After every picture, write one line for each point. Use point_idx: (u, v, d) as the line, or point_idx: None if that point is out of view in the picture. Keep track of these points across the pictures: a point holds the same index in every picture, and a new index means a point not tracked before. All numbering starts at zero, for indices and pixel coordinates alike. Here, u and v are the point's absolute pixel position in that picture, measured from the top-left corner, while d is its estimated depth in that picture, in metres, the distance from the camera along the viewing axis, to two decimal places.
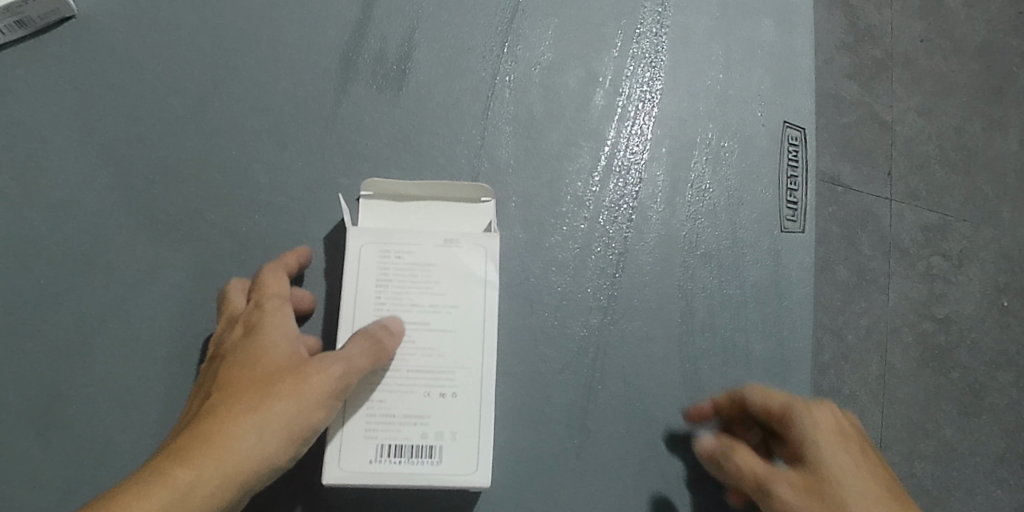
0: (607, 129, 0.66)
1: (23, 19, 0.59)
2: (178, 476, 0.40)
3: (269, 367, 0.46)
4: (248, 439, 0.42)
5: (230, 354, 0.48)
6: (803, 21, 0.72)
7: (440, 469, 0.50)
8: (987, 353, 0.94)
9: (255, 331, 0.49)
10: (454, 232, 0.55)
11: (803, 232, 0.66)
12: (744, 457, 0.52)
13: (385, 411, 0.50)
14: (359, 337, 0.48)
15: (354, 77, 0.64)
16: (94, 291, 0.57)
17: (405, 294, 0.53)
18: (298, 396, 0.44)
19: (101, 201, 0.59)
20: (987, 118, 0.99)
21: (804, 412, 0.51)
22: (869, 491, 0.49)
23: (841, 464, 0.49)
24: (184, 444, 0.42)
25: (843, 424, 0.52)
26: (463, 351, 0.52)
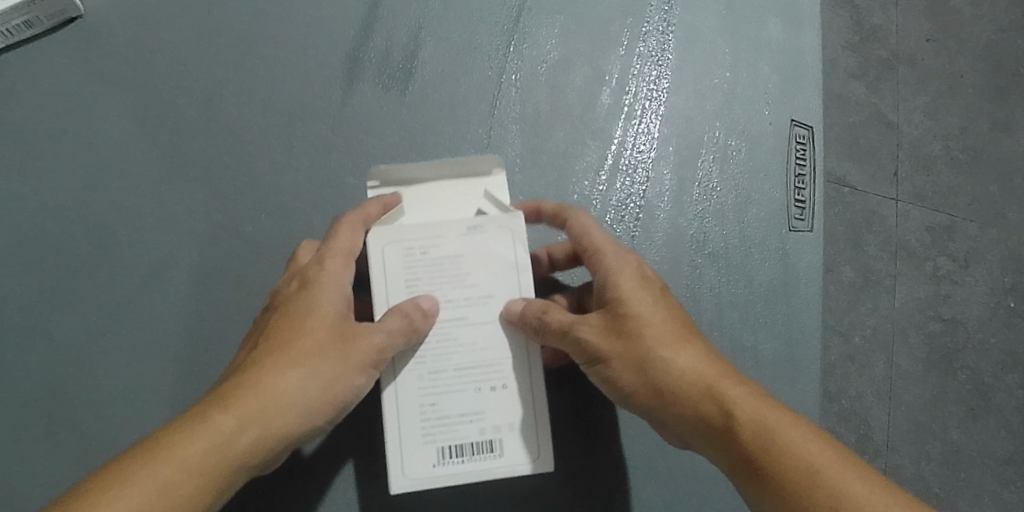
0: (614, 128, 0.66)
1: (29, 19, 0.59)
2: (220, 427, 0.42)
3: (319, 326, 0.46)
4: (289, 397, 0.44)
5: (284, 305, 0.48)
6: (810, 18, 0.71)
7: (503, 462, 0.49)
8: (995, 354, 0.93)
9: (305, 285, 0.48)
10: (475, 218, 0.51)
11: (812, 231, 0.66)
12: (556, 312, 0.48)
13: (439, 413, 0.49)
14: (403, 304, 0.47)
15: (360, 76, 0.64)
16: (100, 290, 0.57)
17: (438, 290, 0.50)
18: (338, 363, 0.45)
19: (108, 200, 0.59)
20: (993, 117, 0.99)
21: (606, 250, 0.50)
22: (665, 331, 0.47)
23: (644, 304, 0.48)
24: (230, 393, 0.43)
25: (640, 262, 0.50)
26: (507, 341, 0.49)
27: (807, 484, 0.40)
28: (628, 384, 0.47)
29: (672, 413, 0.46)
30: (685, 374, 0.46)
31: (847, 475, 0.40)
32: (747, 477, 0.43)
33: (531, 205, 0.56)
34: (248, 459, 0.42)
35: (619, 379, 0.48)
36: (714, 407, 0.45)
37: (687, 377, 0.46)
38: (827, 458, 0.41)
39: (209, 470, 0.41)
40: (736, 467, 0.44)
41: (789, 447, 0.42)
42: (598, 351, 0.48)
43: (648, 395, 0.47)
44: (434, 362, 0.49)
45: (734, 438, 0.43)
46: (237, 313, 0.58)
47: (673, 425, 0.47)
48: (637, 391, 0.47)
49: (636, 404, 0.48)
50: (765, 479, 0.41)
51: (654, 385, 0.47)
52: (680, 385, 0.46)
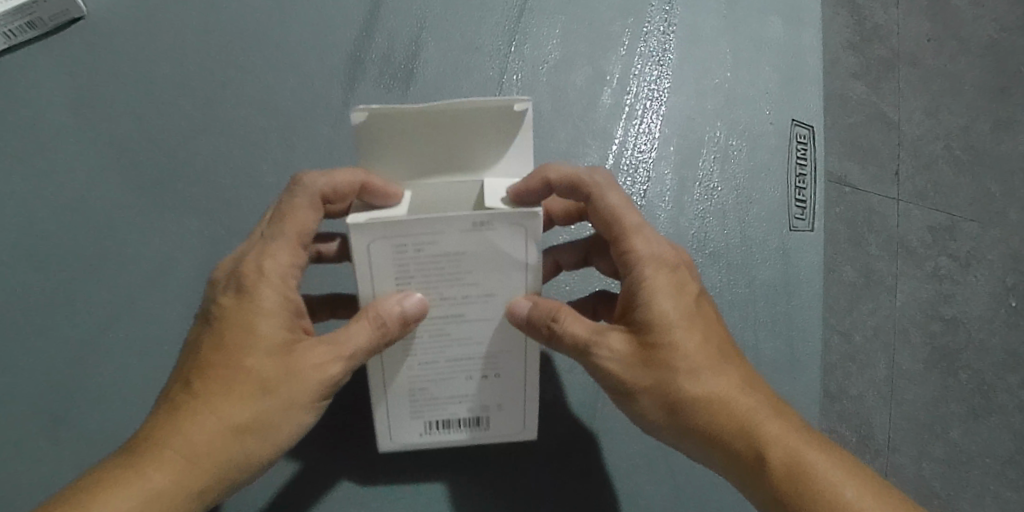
0: (615, 128, 0.66)
1: (33, 20, 0.59)
2: (152, 484, 0.42)
3: (255, 363, 0.43)
4: (225, 446, 0.43)
5: (218, 328, 0.44)
6: (811, 19, 0.72)
7: (486, 432, 0.51)
8: (995, 354, 0.93)
9: (243, 309, 0.44)
10: (483, 213, 0.42)
11: (812, 231, 0.66)
12: (566, 321, 0.45)
13: (428, 394, 0.49)
14: (382, 310, 0.43)
15: (362, 77, 0.64)
16: (103, 290, 0.58)
17: (434, 289, 0.44)
18: (282, 407, 0.43)
19: (114, 201, 0.59)
20: (995, 116, 0.99)
21: (641, 257, 0.47)
22: (700, 358, 0.46)
23: (681, 330, 0.45)
24: (161, 443, 0.42)
25: (676, 271, 0.47)
26: (504, 336, 0.47)
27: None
28: (656, 409, 0.46)
29: (699, 439, 0.46)
30: (719, 400, 0.46)
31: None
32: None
33: (535, 179, 0.46)
34: (187, 509, 0.43)
35: (645, 408, 0.46)
36: (751, 446, 0.45)
37: (722, 411, 0.46)
38: (861, 499, 0.44)
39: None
40: (766, 504, 0.45)
41: (825, 488, 0.44)
42: (627, 377, 0.46)
43: (679, 426, 0.46)
44: (425, 354, 0.47)
45: (764, 469, 0.45)
46: None
47: (697, 448, 0.47)
48: (664, 420, 0.46)
49: (661, 429, 0.47)
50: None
51: (685, 418, 0.46)
52: (714, 420, 0.46)
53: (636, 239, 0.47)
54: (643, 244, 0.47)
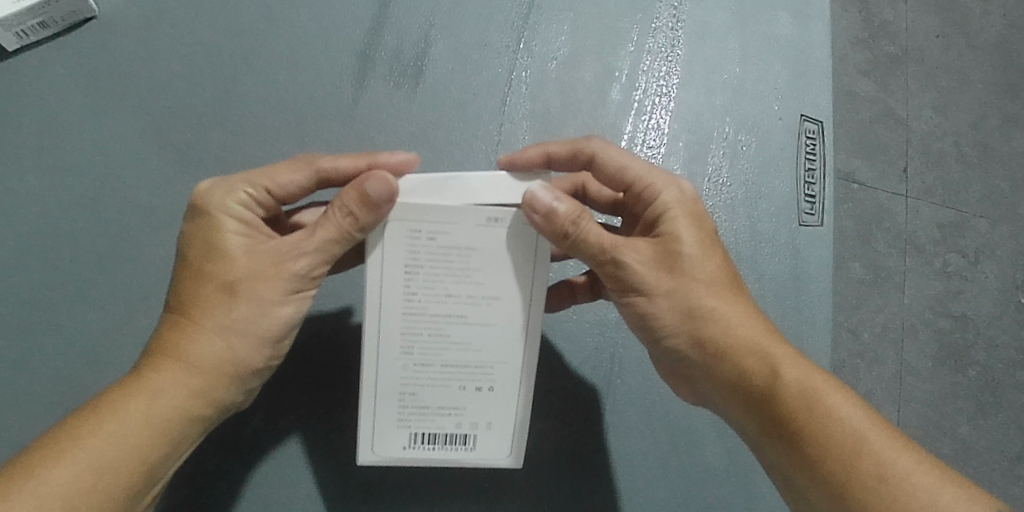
0: (625, 124, 0.66)
1: (45, 20, 0.60)
2: (157, 383, 0.44)
3: (222, 262, 0.45)
4: (214, 342, 0.45)
5: (185, 249, 0.47)
6: (819, 14, 0.72)
7: (471, 453, 0.50)
8: (1005, 350, 0.93)
9: (205, 225, 0.46)
10: (498, 210, 0.44)
11: (821, 225, 0.66)
12: (588, 224, 0.46)
13: (419, 402, 0.48)
14: (345, 198, 0.43)
15: (372, 74, 0.64)
16: (115, 287, 0.58)
17: (439, 283, 0.45)
18: (252, 302, 0.45)
19: (127, 198, 0.60)
20: (1003, 113, 0.98)
21: (661, 187, 0.50)
22: (716, 278, 0.48)
23: (696, 249, 0.48)
24: (157, 352, 0.46)
25: (697, 205, 0.50)
26: (503, 344, 0.47)
27: (852, 443, 0.45)
28: (671, 318, 0.48)
29: (720, 355, 0.48)
30: (734, 319, 0.48)
31: (891, 453, 0.44)
32: (778, 436, 0.46)
33: (535, 152, 0.54)
34: (193, 406, 0.45)
35: (658, 319, 0.48)
36: (761, 366, 0.47)
37: (736, 334, 0.48)
38: (872, 433, 0.45)
39: (159, 420, 0.44)
40: (778, 425, 0.46)
41: (830, 413, 0.46)
42: (645, 284, 0.47)
43: (693, 336, 0.48)
44: (422, 355, 0.46)
45: (777, 388, 0.47)
46: None
47: (715, 366, 0.48)
48: (680, 328, 0.48)
49: (676, 344, 0.49)
50: (800, 440, 0.45)
51: (698, 335, 0.48)
52: (733, 333, 0.48)
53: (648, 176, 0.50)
54: (661, 180, 0.50)
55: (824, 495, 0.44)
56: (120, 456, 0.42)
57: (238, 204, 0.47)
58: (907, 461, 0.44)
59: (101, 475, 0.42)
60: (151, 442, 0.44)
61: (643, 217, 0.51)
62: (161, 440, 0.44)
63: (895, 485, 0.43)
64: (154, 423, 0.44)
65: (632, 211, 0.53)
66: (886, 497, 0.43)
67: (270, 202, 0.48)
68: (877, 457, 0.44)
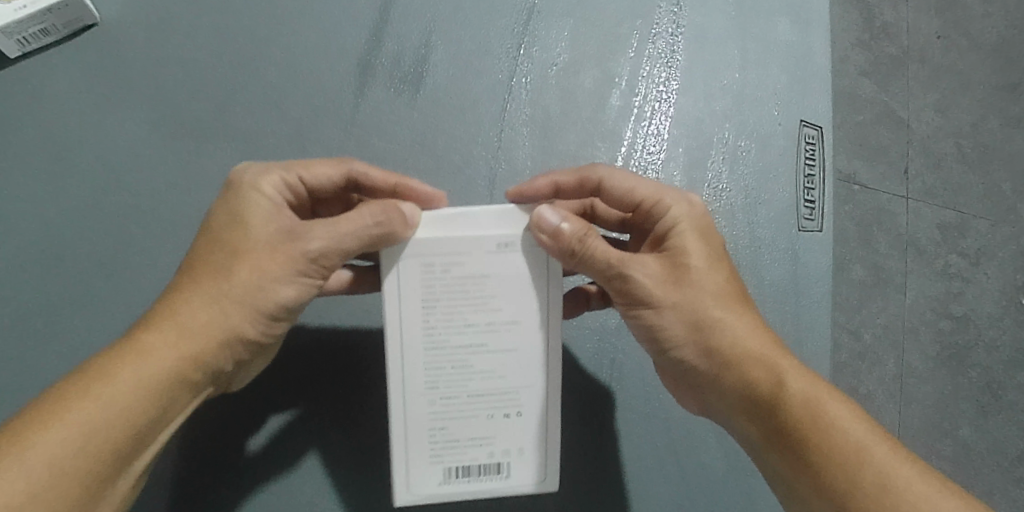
0: (624, 129, 0.66)
1: (47, 27, 0.60)
2: (150, 345, 0.45)
3: (237, 232, 0.46)
4: (211, 311, 0.46)
5: (209, 218, 0.48)
6: (818, 19, 0.72)
7: (506, 483, 0.49)
8: (1006, 352, 0.93)
9: (232, 196, 0.48)
10: (507, 234, 0.45)
11: (821, 231, 0.66)
12: (597, 241, 0.45)
13: (448, 436, 0.47)
14: (376, 210, 0.44)
15: (372, 81, 0.64)
16: (119, 294, 0.59)
17: (458, 314, 0.45)
18: (258, 275, 0.46)
19: (130, 206, 0.60)
20: (1004, 114, 0.98)
21: (671, 203, 0.50)
22: (723, 292, 0.49)
23: (704, 265, 0.49)
24: (157, 315, 0.46)
25: (704, 219, 0.51)
26: (527, 369, 0.47)
27: (856, 456, 0.45)
28: (681, 331, 0.48)
29: (727, 368, 0.48)
30: (741, 332, 0.48)
31: (894, 465, 0.45)
32: (785, 446, 0.47)
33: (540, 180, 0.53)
34: (184, 370, 0.45)
35: (666, 331, 0.48)
36: (768, 377, 0.48)
37: (743, 345, 0.48)
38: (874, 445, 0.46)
39: (150, 383, 0.44)
40: (786, 437, 0.47)
41: (835, 424, 0.46)
42: (652, 297, 0.47)
43: (704, 350, 0.48)
44: (447, 388, 0.46)
45: (784, 401, 0.47)
46: None
47: (724, 380, 0.48)
48: (690, 341, 0.48)
49: (686, 356, 0.49)
50: (805, 450, 0.46)
51: (707, 346, 0.48)
52: (739, 346, 0.48)
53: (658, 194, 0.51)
54: (671, 197, 0.51)
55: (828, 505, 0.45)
56: (109, 414, 0.43)
57: (269, 185, 0.48)
58: (909, 471, 0.45)
59: (89, 434, 0.42)
60: (139, 402, 0.44)
61: (652, 233, 0.51)
62: (151, 402, 0.45)
63: (898, 496, 0.44)
64: (145, 384, 0.44)
65: (641, 230, 0.53)
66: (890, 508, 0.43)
67: (300, 190, 0.50)
68: (881, 471, 0.44)
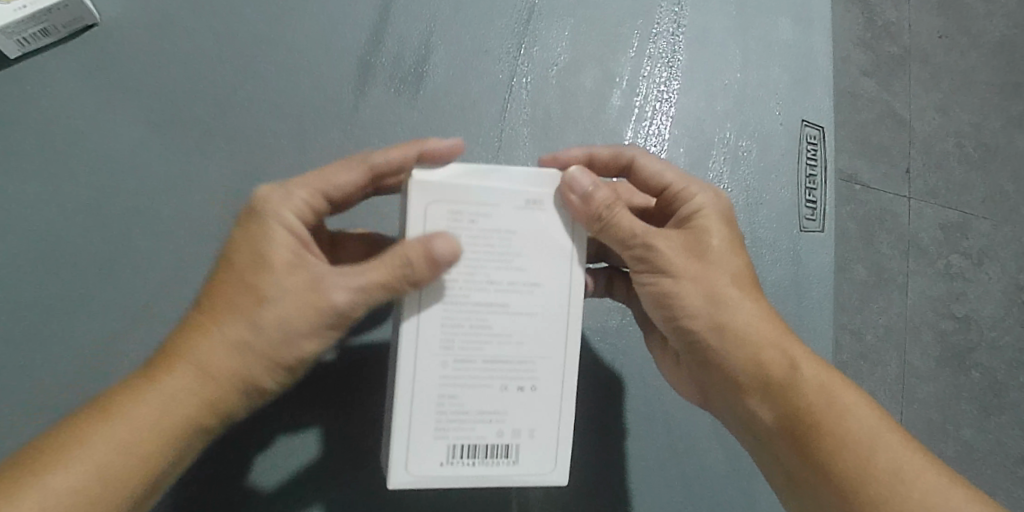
0: (625, 129, 0.66)
1: (46, 28, 0.60)
2: (166, 388, 0.43)
3: (260, 278, 0.43)
4: (229, 360, 0.43)
5: (231, 253, 0.45)
6: (820, 18, 0.71)
7: (513, 469, 0.45)
8: (1008, 352, 0.93)
9: (257, 234, 0.45)
10: (537, 192, 0.44)
11: (822, 231, 0.66)
12: (623, 211, 0.45)
13: (457, 407, 0.44)
14: (408, 250, 0.41)
15: (372, 81, 0.64)
16: (120, 296, 0.59)
17: (481, 269, 0.43)
18: (280, 327, 0.43)
19: (129, 207, 0.60)
20: (1006, 113, 0.98)
21: (696, 187, 0.51)
22: (744, 276, 0.49)
23: (727, 248, 0.49)
24: (173, 353, 0.44)
25: (730, 209, 0.51)
26: (545, 336, 0.45)
27: (868, 445, 0.45)
28: (697, 306, 0.47)
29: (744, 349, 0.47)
30: (759, 315, 0.48)
31: (904, 451, 0.45)
32: (799, 435, 0.46)
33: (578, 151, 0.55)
34: (197, 418, 0.44)
35: (683, 304, 0.47)
36: (782, 361, 0.47)
37: (759, 327, 0.48)
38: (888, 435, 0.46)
39: (165, 428, 0.43)
40: (801, 424, 0.46)
41: (847, 409, 0.46)
42: (674, 268, 0.47)
43: (717, 327, 0.47)
44: (462, 352, 0.43)
45: (800, 386, 0.47)
46: None
47: (739, 362, 0.47)
48: (706, 317, 0.47)
49: (700, 332, 0.48)
50: (818, 437, 0.46)
51: (721, 322, 0.47)
52: (757, 327, 0.48)
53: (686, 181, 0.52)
54: (698, 185, 0.51)
55: (839, 493, 0.44)
56: (122, 460, 0.42)
57: (296, 223, 0.46)
58: (920, 460, 0.45)
59: (102, 480, 0.41)
60: (153, 449, 0.43)
61: (674, 215, 0.51)
62: (166, 448, 0.43)
63: (909, 482, 0.44)
64: (160, 436, 0.43)
65: (662, 216, 0.54)
66: (900, 494, 0.43)
67: (325, 205, 0.49)
68: (894, 460, 0.45)
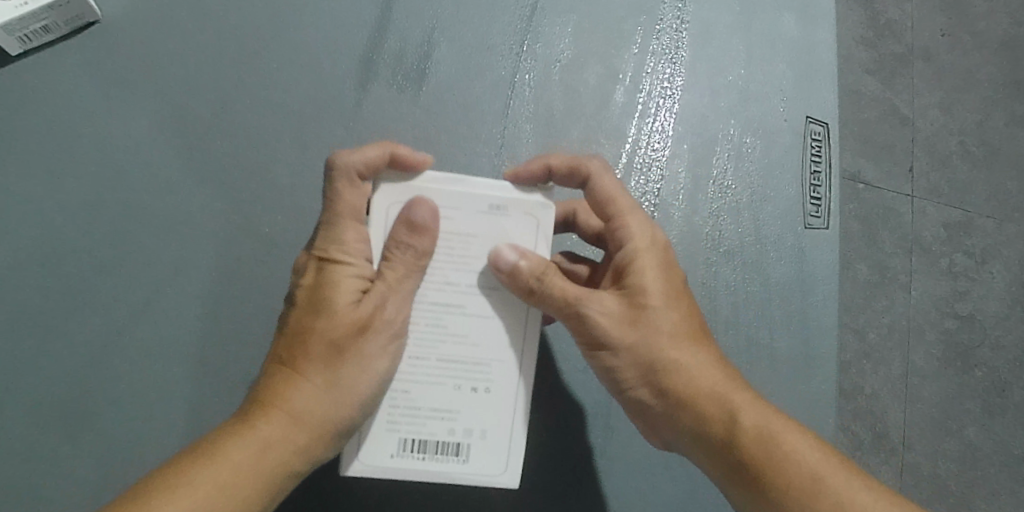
0: (628, 126, 0.66)
1: (47, 24, 0.59)
2: (260, 433, 0.43)
3: (340, 312, 0.45)
4: (322, 399, 0.44)
5: (306, 297, 0.47)
6: (824, 14, 0.71)
7: (463, 468, 0.46)
8: (1012, 351, 0.92)
9: (327, 274, 0.46)
10: (500, 197, 0.47)
11: (827, 228, 0.66)
12: (555, 277, 0.45)
13: (411, 403, 0.45)
14: (397, 236, 0.45)
15: (375, 78, 0.64)
16: (119, 294, 0.58)
17: (439, 268, 0.46)
18: (365, 358, 0.44)
19: (130, 205, 0.60)
20: (1009, 112, 0.97)
21: (633, 228, 0.49)
22: (678, 333, 0.48)
23: (659, 306, 0.48)
24: (263, 399, 0.45)
25: (666, 254, 0.50)
26: (497, 339, 0.46)
27: (812, 488, 0.44)
28: (630, 373, 0.48)
29: (680, 411, 0.47)
30: (694, 374, 0.47)
31: (849, 492, 0.44)
32: (745, 484, 0.45)
33: (536, 164, 0.54)
34: (293, 459, 0.44)
35: (618, 372, 0.48)
36: (719, 415, 0.46)
37: (695, 387, 0.47)
38: (835, 478, 0.44)
39: (263, 471, 0.43)
40: (738, 484, 0.46)
41: (788, 457, 0.45)
42: (608, 338, 0.47)
43: (653, 393, 0.48)
44: (416, 350, 0.45)
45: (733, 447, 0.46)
46: (257, 315, 0.59)
47: (677, 422, 0.48)
48: (640, 381, 0.48)
49: (637, 392, 0.49)
50: (761, 487, 0.45)
51: (657, 389, 0.48)
52: (692, 386, 0.47)
53: (622, 222, 0.50)
54: (637, 227, 0.49)
55: None
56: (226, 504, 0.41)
57: (361, 259, 0.46)
58: (865, 497, 0.44)
59: None
60: (253, 493, 0.42)
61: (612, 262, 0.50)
62: (263, 491, 0.43)
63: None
64: (262, 478, 0.43)
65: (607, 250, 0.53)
66: None
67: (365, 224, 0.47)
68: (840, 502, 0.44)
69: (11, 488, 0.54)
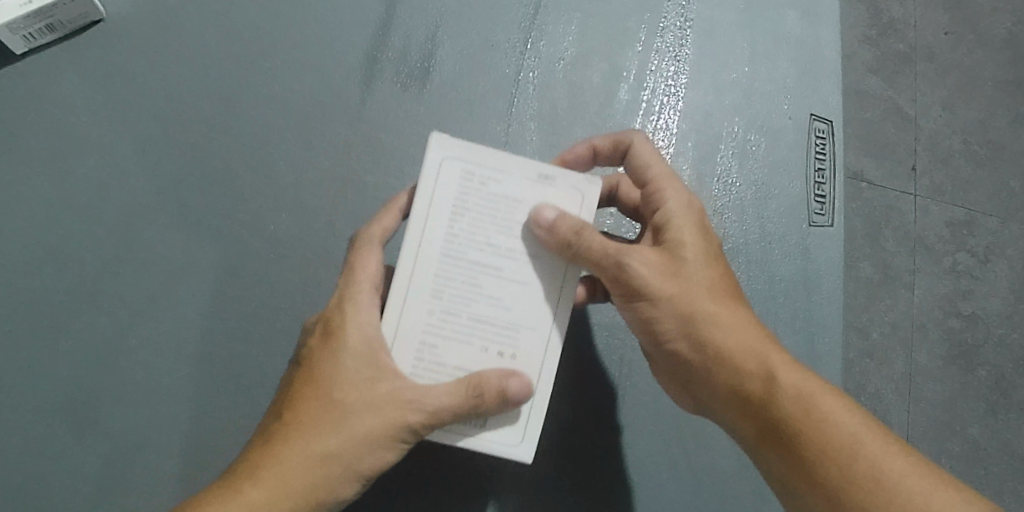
0: (633, 124, 0.66)
1: (52, 22, 0.59)
2: (248, 498, 0.43)
3: (344, 381, 0.45)
4: (316, 467, 0.44)
5: (310, 360, 0.46)
6: (828, 12, 0.71)
7: (477, 431, 0.46)
8: (1016, 350, 0.92)
9: (332, 342, 0.46)
10: (551, 170, 0.47)
11: (831, 226, 0.66)
12: (593, 232, 0.46)
13: (438, 360, 0.45)
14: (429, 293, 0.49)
15: (378, 76, 0.64)
16: (124, 290, 0.58)
17: (482, 229, 0.46)
18: (367, 427, 0.44)
19: (133, 202, 0.60)
20: (1012, 111, 0.97)
21: (666, 195, 0.50)
22: (716, 288, 0.49)
23: (697, 262, 0.49)
24: (255, 462, 0.44)
25: (702, 217, 0.50)
26: (533, 306, 0.46)
27: (850, 449, 0.44)
28: (671, 325, 0.48)
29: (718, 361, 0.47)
30: (733, 329, 0.48)
31: (887, 455, 0.44)
32: (782, 442, 0.46)
33: (581, 145, 0.56)
34: None
35: (659, 323, 0.48)
36: (758, 370, 0.47)
37: (734, 340, 0.48)
38: (872, 441, 0.44)
39: None
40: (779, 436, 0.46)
41: (828, 417, 0.45)
42: (649, 286, 0.47)
43: (693, 344, 0.48)
44: (450, 302, 0.45)
45: (773, 400, 0.46)
46: (261, 312, 0.59)
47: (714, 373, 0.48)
48: (679, 333, 0.48)
49: (676, 343, 0.48)
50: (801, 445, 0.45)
51: (696, 339, 0.48)
52: (732, 338, 0.48)
53: (659, 188, 0.50)
54: (672, 191, 0.50)
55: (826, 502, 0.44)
56: None
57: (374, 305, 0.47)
58: (903, 461, 0.44)
59: None
60: None
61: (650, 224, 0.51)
62: None
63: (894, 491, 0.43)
64: None
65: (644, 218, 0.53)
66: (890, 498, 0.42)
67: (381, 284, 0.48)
68: (878, 465, 0.43)
69: (16, 486, 0.54)
